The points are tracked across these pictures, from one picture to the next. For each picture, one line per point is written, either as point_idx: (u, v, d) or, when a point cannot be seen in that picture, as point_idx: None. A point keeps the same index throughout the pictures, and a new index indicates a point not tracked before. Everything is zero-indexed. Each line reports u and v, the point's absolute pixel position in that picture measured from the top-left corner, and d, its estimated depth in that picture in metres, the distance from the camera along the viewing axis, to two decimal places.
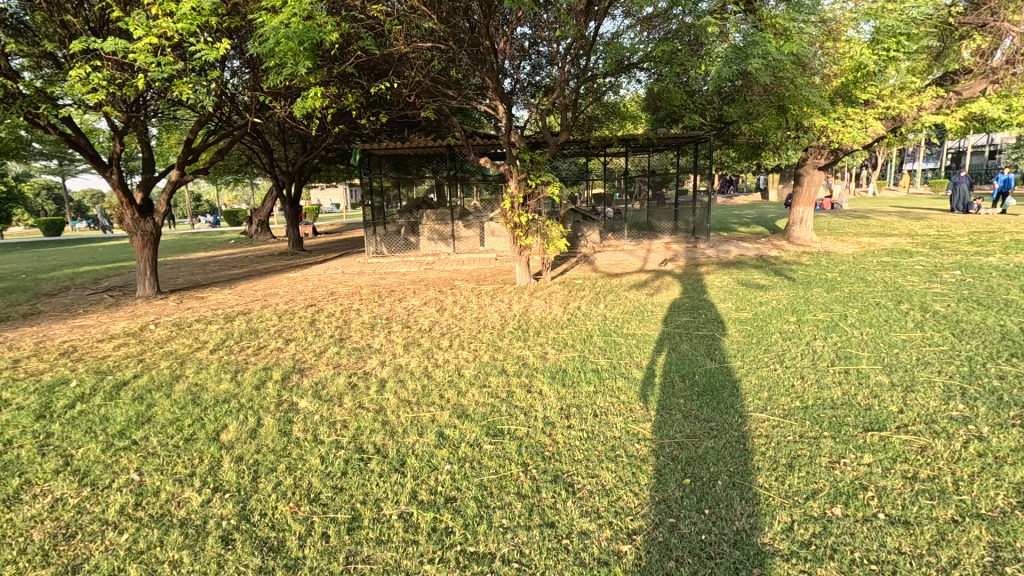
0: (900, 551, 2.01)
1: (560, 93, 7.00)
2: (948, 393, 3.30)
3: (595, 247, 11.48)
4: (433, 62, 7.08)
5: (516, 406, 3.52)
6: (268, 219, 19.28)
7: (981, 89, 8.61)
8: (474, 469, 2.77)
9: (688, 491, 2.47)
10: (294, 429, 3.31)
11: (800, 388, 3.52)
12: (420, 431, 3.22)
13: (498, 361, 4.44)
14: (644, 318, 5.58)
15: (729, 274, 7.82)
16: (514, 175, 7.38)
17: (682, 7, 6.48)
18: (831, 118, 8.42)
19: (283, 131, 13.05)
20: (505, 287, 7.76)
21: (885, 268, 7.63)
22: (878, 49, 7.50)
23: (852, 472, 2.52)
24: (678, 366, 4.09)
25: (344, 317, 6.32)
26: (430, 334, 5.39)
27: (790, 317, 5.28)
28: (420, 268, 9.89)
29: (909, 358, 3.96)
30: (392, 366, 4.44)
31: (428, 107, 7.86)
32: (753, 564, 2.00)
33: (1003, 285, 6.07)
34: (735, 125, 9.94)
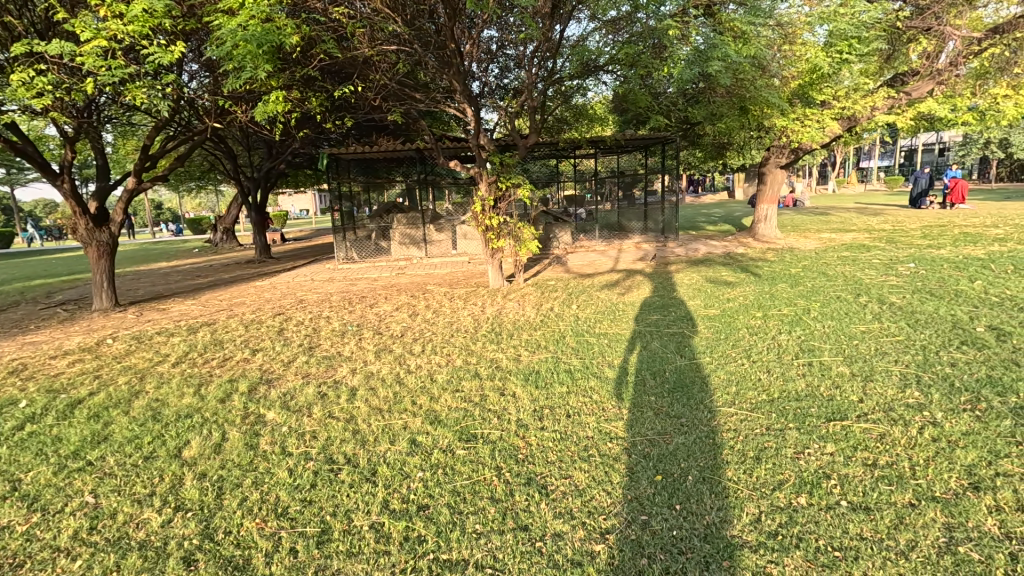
0: (861, 537, 2.08)
1: (528, 95, 7.01)
2: (904, 381, 3.43)
3: (568, 248, 11.57)
4: (399, 65, 7.00)
5: (489, 409, 3.49)
6: (233, 226, 18.76)
7: (929, 89, 8.94)
8: (447, 475, 2.74)
9: (659, 488, 2.49)
10: (260, 442, 3.22)
11: (766, 381, 3.61)
12: (392, 439, 3.17)
13: (471, 365, 4.41)
14: (616, 318, 5.64)
15: (697, 272, 7.96)
16: (483, 178, 7.37)
17: (645, 11, 6.59)
18: (790, 118, 8.71)
19: (247, 136, 12.72)
20: (478, 290, 7.73)
21: (845, 263, 7.89)
22: (832, 52, 7.74)
23: (815, 462, 2.59)
24: (649, 364, 4.14)
25: (313, 325, 6.19)
26: (402, 340, 5.32)
27: (756, 312, 5.41)
28: (392, 273, 9.77)
29: (868, 349, 4.10)
30: (364, 374, 4.36)
31: (395, 110, 7.77)
32: (723, 556, 2.03)
33: (954, 277, 6.35)
34: (700, 126, 10.15)
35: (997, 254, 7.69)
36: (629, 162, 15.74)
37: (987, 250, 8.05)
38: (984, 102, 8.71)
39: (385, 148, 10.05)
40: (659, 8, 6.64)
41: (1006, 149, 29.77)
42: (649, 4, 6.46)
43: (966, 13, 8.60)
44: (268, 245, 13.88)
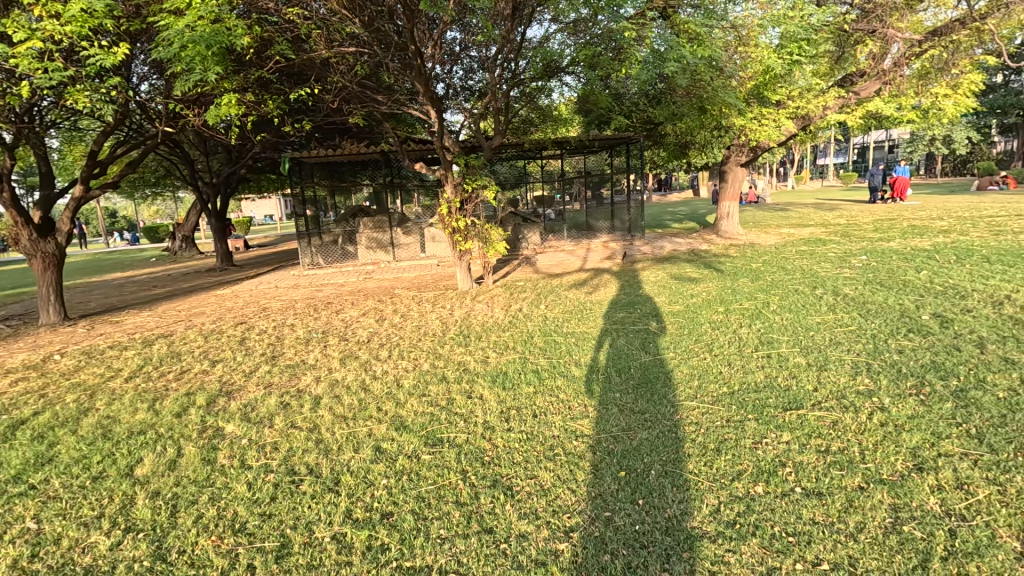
0: (814, 521, 2.14)
1: (492, 97, 7.01)
2: (856, 369, 3.58)
3: (537, 248, 11.62)
4: (358, 67, 6.90)
5: (456, 413, 3.47)
6: (193, 233, 18.14)
7: (876, 90, 9.29)
8: (412, 481, 2.70)
9: (623, 484, 2.52)
10: (218, 456, 3.11)
11: (728, 374, 3.71)
12: (356, 446, 3.12)
13: (439, 368, 4.37)
14: (583, 317, 5.69)
15: (662, 269, 8.12)
16: (449, 180, 7.33)
17: (604, 13, 6.69)
18: (748, 117, 8.98)
19: (205, 141, 12.32)
20: (447, 293, 7.68)
21: (803, 257, 8.18)
22: (783, 53, 8.00)
23: (772, 451, 2.67)
24: (616, 361, 4.19)
25: (277, 333, 6.03)
26: (368, 346, 5.24)
27: (719, 307, 5.55)
28: (359, 278, 9.62)
29: (823, 339, 4.25)
30: (328, 382, 4.27)
31: (357, 113, 7.65)
32: (683, 548, 2.07)
33: (902, 268, 6.65)
34: (662, 126, 10.35)
35: (941, 245, 8.10)
36: (596, 162, 15.93)
37: (933, 242, 8.48)
38: (926, 101, 9.16)
39: (349, 150, 9.88)
40: (618, 10, 6.75)
41: (950, 145, 31.42)
42: (608, 6, 6.56)
43: (907, 16, 9.04)
44: (230, 252, 13.46)
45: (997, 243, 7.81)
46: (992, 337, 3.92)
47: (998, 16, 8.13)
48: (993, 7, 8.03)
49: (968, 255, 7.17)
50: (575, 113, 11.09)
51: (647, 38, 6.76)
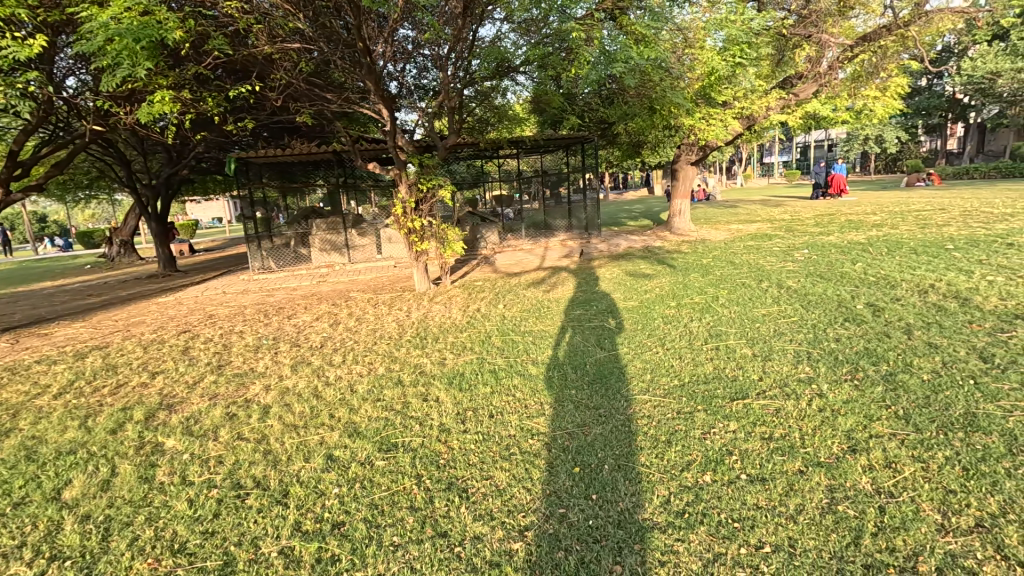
0: (758, 506, 2.22)
1: (445, 96, 6.93)
2: (797, 358, 3.75)
3: (495, 247, 11.61)
4: (304, 64, 6.68)
5: (412, 417, 3.41)
6: (132, 238, 17.14)
7: (812, 91, 9.81)
8: (365, 488, 2.64)
9: (577, 480, 2.54)
10: (156, 474, 2.94)
11: (679, 367, 3.81)
12: (307, 456, 3.01)
13: (395, 372, 4.29)
14: (541, 315, 5.73)
15: (618, 267, 8.26)
16: (404, 180, 7.21)
17: (554, 13, 6.75)
18: (696, 117, 9.26)
19: (143, 140, 11.65)
20: (404, 294, 7.56)
21: (750, 252, 8.51)
22: (726, 56, 8.34)
23: (720, 440, 2.76)
24: (572, 358, 4.23)
25: (224, 341, 5.77)
26: (322, 351, 5.08)
27: (671, 302, 5.70)
28: (313, 282, 9.34)
29: (768, 330, 4.44)
30: (278, 390, 4.11)
31: (305, 111, 7.42)
32: (635, 540, 2.10)
33: (839, 261, 7.01)
34: (615, 126, 10.55)
35: (874, 239, 8.60)
36: (553, 161, 16.07)
37: (867, 235, 8.99)
38: (859, 103, 9.71)
39: (299, 150, 9.57)
40: (568, 10, 6.82)
41: (882, 144, 33.46)
42: (557, 6, 6.61)
43: (840, 22, 9.55)
44: (173, 257, 12.79)
45: (923, 236, 8.36)
46: (918, 324, 4.19)
47: (920, 24, 8.69)
48: (915, 15, 8.57)
49: (898, 247, 7.64)
50: (530, 112, 11.15)
51: (597, 38, 6.86)
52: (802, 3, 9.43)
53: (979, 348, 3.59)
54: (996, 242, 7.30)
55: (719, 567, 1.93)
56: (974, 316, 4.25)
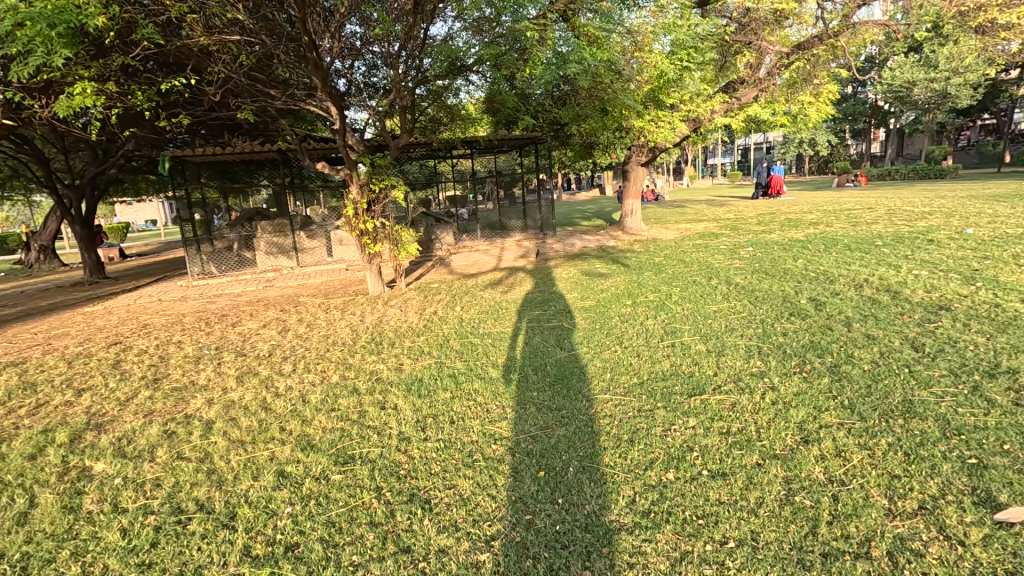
0: (720, 502, 2.26)
1: (397, 94, 6.74)
2: (748, 352, 3.88)
3: (451, 248, 11.47)
4: (244, 57, 6.33)
5: (369, 426, 3.28)
6: (53, 242, 15.80)
7: (754, 95, 10.34)
8: (321, 505, 2.50)
9: (542, 484, 2.51)
10: (83, 502, 2.67)
11: (637, 365, 3.86)
12: (256, 474, 2.82)
13: (349, 380, 4.11)
14: (499, 317, 5.67)
15: (574, 266, 8.32)
16: (355, 180, 6.96)
17: (507, 13, 6.70)
18: (646, 119, 9.48)
19: (63, 136, 10.73)
20: (357, 298, 7.31)
21: (699, 250, 8.78)
22: (674, 59, 8.59)
23: (681, 437, 2.79)
24: (532, 359, 4.20)
25: (160, 352, 5.37)
26: (270, 360, 4.82)
27: (627, 301, 5.78)
28: (258, 287, 8.90)
29: (720, 326, 4.57)
30: (222, 404, 3.85)
31: (246, 108, 7.04)
32: (603, 544, 2.09)
33: (782, 258, 7.35)
34: (567, 127, 10.65)
35: (812, 236, 9.07)
36: (506, 162, 16.08)
37: (805, 233, 9.46)
38: (795, 108, 10.24)
39: (241, 148, 9.11)
40: (521, 10, 6.79)
41: (814, 147, 35.56)
42: (510, 6, 6.57)
43: (776, 31, 10.04)
44: (100, 263, 11.85)
45: (856, 233, 8.89)
46: (856, 317, 4.44)
47: (848, 34, 9.24)
48: (843, 26, 9.11)
49: (833, 244, 8.09)
50: (483, 112, 11.08)
51: (550, 39, 6.88)
52: (742, 12, 9.85)
53: (911, 338, 3.83)
54: (919, 239, 7.86)
55: (687, 566, 1.94)
56: (905, 308, 4.55)
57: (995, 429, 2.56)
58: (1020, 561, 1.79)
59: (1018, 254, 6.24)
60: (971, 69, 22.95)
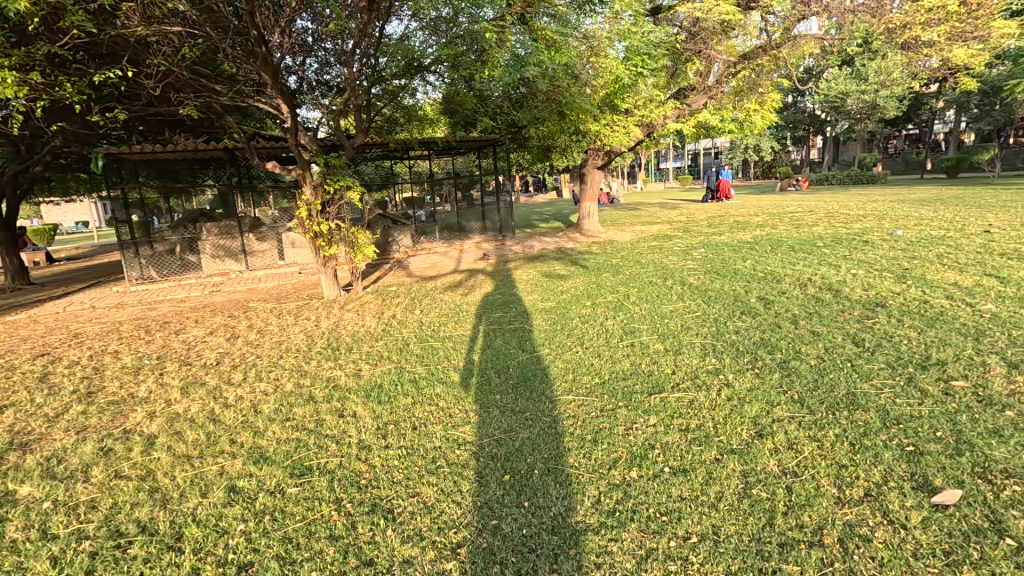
0: (682, 498, 2.31)
1: (351, 93, 6.56)
2: (704, 351, 4.00)
3: (408, 251, 11.29)
4: (187, 50, 6.00)
5: (327, 435, 3.16)
6: None
7: (703, 102, 10.72)
8: (276, 521, 2.38)
9: (508, 488, 2.49)
10: (6, 531, 2.43)
11: (598, 365, 3.91)
12: (204, 490, 2.66)
13: (305, 388, 3.95)
14: (459, 319, 5.60)
15: (534, 268, 8.38)
16: (308, 181, 6.73)
17: (464, 14, 6.66)
18: (603, 123, 9.68)
19: None
20: (311, 302, 7.06)
21: (655, 251, 9.02)
22: (629, 65, 8.79)
23: (643, 435, 2.84)
24: (494, 362, 4.17)
25: (95, 363, 5.00)
26: (218, 369, 4.57)
27: (586, 301, 5.86)
28: (204, 292, 8.46)
29: (676, 325, 4.70)
30: (166, 417, 3.61)
31: (188, 103, 6.66)
32: (570, 545, 2.09)
33: (731, 258, 7.67)
34: (526, 129, 10.71)
35: (758, 238, 9.50)
36: (464, 163, 16.03)
37: (753, 235, 9.91)
38: (742, 114, 10.70)
39: (184, 146, 8.63)
40: (479, 12, 6.73)
41: (759, 153, 37.34)
42: (467, 7, 6.52)
43: (724, 40, 10.45)
44: (24, 267, 10.92)
45: (798, 235, 9.39)
46: (802, 314, 4.67)
47: (788, 47, 9.90)
48: (784, 39, 9.73)
49: (778, 245, 8.50)
50: (441, 113, 10.97)
51: (507, 41, 6.87)
52: (691, 22, 10.24)
53: (852, 334, 4.07)
54: (856, 240, 8.37)
55: (653, 563, 1.97)
56: (845, 305, 4.83)
57: (928, 418, 2.73)
58: (955, 541, 1.92)
59: (941, 254, 6.75)
60: (896, 82, 24.75)
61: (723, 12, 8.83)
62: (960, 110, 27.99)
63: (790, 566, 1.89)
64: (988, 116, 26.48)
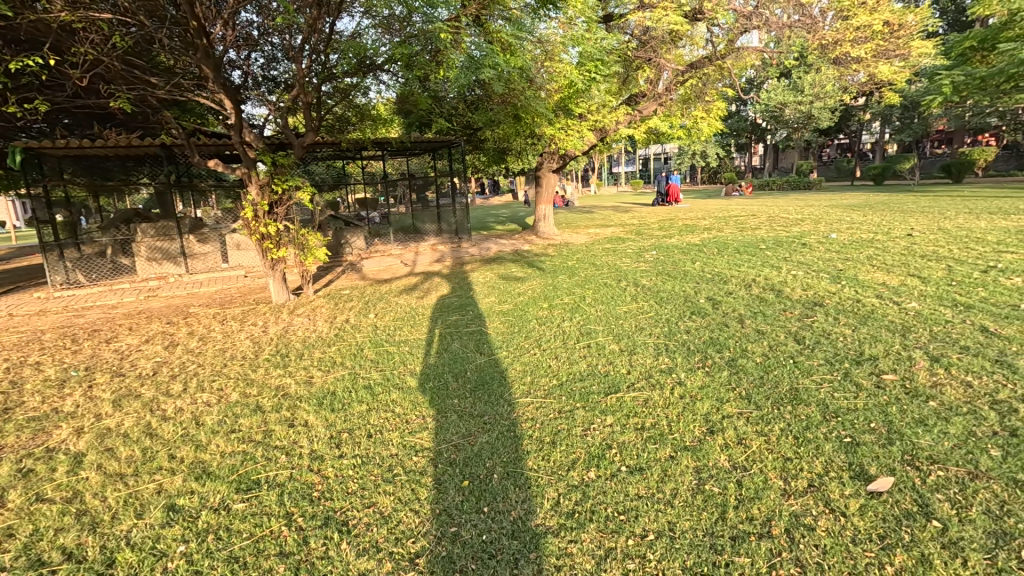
0: (639, 496, 2.35)
1: (300, 91, 6.33)
2: (657, 350, 4.10)
3: (361, 253, 11.01)
4: (118, 38, 5.61)
5: (276, 447, 3.02)
6: None
7: (653, 109, 11.11)
8: (222, 539, 2.25)
9: (467, 494, 2.45)
10: None
11: (556, 366, 3.93)
12: (140, 511, 2.48)
13: (252, 398, 3.77)
14: (415, 323, 5.50)
15: (491, 270, 8.36)
16: (254, 180, 6.43)
17: (417, 13, 6.55)
18: (557, 127, 9.82)
19: None
20: (258, 307, 6.76)
21: (609, 253, 9.21)
22: (582, 70, 8.95)
23: (600, 435, 2.88)
24: (451, 366, 4.12)
25: (13, 376, 4.57)
26: (155, 379, 4.29)
27: (543, 304, 5.90)
28: (139, 297, 7.93)
29: (631, 326, 4.81)
30: (95, 433, 3.34)
31: (120, 96, 6.23)
32: (530, 549, 2.08)
33: (682, 260, 7.93)
34: (480, 131, 10.70)
35: (706, 241, 9.88)
36: (419, 163, 15.85)
37: (701, 238, 10.31)
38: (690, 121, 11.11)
39: (116, 141, 8.08)
40: (433, 11, 6.63)
41: (705, 159, 38.95)
42: (420, 7, 6.43)
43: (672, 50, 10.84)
44: None
45: (743, 238, 9.84)
46: (748, 313, 4.89)
47: (732, 57, 10.30)
48: (728, 50, 10.07)
49: (724, 248, 8.87)
50: (395, 113, 10.78)
51: (462, 42, 6.81)
52: (641, 31, 10.53)
53: (793, 332, 4.29)
54: (795, 243, 8.84)
55: (612, 562, 1.99)
56: (786, 304, 5.09)
57: (864, 410, 2.91)
58: (889, 526, 2.05)
59: (871, 256, 7.25)
60: (829, 94, 26.42)
61: (672, 23, 9.12)
62: (885, 122, 30.19)
63: (741, 559, 1.96)
64: (908, 128, 28.74)
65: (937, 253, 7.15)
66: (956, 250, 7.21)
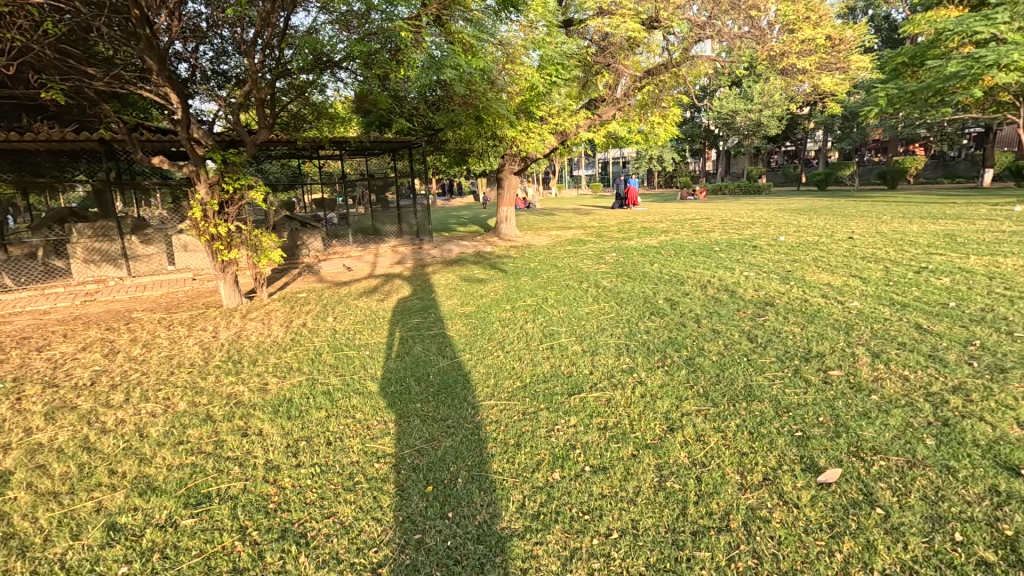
0: (603, 495, 2.38)
1: (253, 87, 6.09)
2: (618, 351, 4.17)
3: (319, 255, 10.70)
4: (50, 25, 5.23)
5: (229, 458, 2.88)
6: None
7: (612, 114, 11.27)
8: (169, 558, 2.12)
9: (431, 499, 2.42)
10: None
11: (519, 368, 3.94)
12: (77, 531, 2.31)
13: (201, 407, 3.58)
14: (375, 326, 5.38)
15: (452, 272, 8.30)
16: (203, 178, 6.13)
17: (376, 10, 6.42)
18: (518, 129, 9.87)
19: None
20: (208, 312, 6.45)
21: (570, 255, 9.32)
22: (543, 73, 9.03)
23: (564, 436, 2.90)
24: (413, 369, 4.05)
25: None
26: (93, 390, 4.01)
27: (506, 305, 5.90)
28: (75, 302, 7.41)
29: (592, 326, 4.88)
30: (23, 450, 3.09)
31: (53, 86, 5.82)
32: (495, 552, 2.07)
33: (640, 262, 8.11)
34: (441, 132, 10.61)
35: (663, 243, 10.15)
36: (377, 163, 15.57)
37: (659, 240, 10.59)
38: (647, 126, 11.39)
39: (49, 134, 7.54)
40: (392, 9, 6.51)
41: (662, 163, 40.02)
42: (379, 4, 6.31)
43: (630, 56, 11.08)
44: None
45: (698, 240, 10.16)
46: (704, 313, 5.04)
47: (687, 65, 10.64)
48: (683, 58, 10.46)
49: (681, 250, 9.13)
50: (354, 111, 10.55)
51: (423, 41, 6.74)
52: (600, 36, 10.73)
53: (747, 331, 4.45)
54: (747, 245, 9.20)
55: (577, 562, 2.00)
56: (740, 304, 5.29)
57: (813, 405, 3.05)
58: (837, 514, 2.15)
59: (817, 257, 7.63)
60: (777, 103, 27.73)
61: (630, 30, 9.32)
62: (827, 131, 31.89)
63: (701, 553, 2.01)
64: (848, 137, 30.51)
65: (876, 254, 7.61)
66: (892, 252, 7.70)
